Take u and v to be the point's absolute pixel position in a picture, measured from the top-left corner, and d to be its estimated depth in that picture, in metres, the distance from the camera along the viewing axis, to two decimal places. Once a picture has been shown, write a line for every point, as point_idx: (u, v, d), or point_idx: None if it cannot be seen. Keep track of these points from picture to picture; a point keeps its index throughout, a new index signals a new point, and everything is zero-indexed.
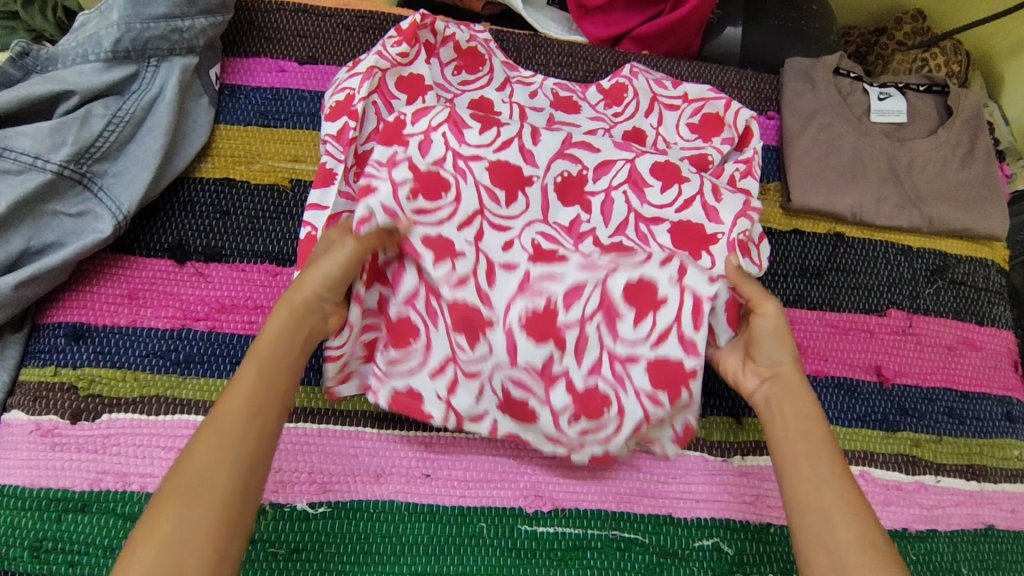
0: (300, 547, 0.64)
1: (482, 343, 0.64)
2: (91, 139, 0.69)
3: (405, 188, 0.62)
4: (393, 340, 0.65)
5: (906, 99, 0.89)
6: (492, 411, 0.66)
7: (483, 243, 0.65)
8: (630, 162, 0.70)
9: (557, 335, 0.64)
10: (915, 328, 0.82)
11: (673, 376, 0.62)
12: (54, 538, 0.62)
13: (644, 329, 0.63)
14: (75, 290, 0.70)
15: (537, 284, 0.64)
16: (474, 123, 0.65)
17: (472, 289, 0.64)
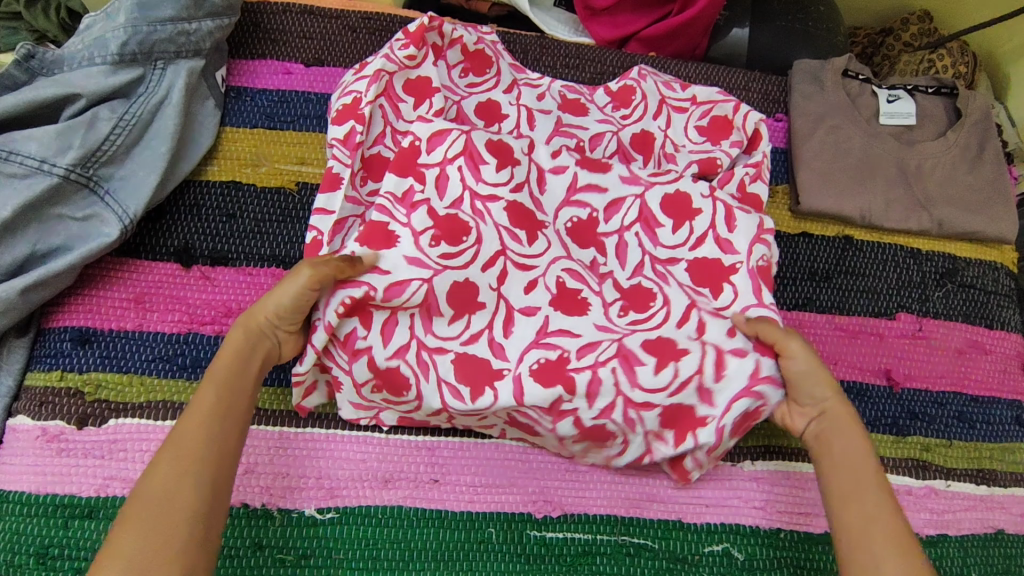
0: (308, 553, 0.64)
1: (486, 393, 0.64)
2: (97, 142, 0.68)
3: (427, 235, 0.65)
4: (386, 387, 0.65)
5: (915, 101, 0.89)
6: (500, 424, 0.68)
7: (504, 288, 0.66)
8: (640, 199, 0.72)
9: (568, 379, 0.63)
10: (925, 331, 0.81)
11: (685, 419, 0.66)
12: (59, 545, 0.62)
13: (663, 378, 0.64)
14: (80, 294, 0.70)
15: (555, 334, 0.65)
16: (491, 159, 0.68)
17: (485, 343, 0.65)
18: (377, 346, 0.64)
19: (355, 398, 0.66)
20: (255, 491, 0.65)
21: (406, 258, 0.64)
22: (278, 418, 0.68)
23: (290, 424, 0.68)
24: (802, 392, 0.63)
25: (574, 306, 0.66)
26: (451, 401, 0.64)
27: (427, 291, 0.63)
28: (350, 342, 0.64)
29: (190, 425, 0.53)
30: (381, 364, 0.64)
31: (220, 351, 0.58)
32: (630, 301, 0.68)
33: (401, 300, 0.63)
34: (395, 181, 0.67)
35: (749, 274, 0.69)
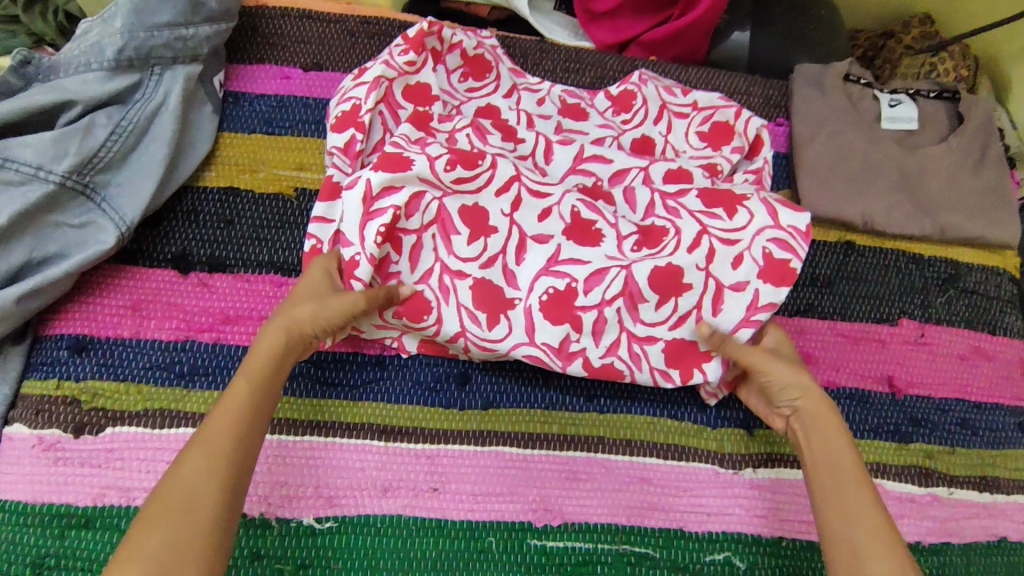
0: (307, 562, 0.63)
1: (501, 322, 0.68)
2: (94, 149, 0.68)
3: (441, 160, 0.67)
4: (409, 311, 0.68)
5: (917, 105, 0.88)
6: (512, 363, 0.71)
7: (517, 214, 0.69)
8: (644, 171, 0.75)
9: (575, 316, 0.67)
10: (927, 337, 0.81)
11: (687, 355, 0.70)
12: (56, 555, 0.62)
13: (665, 312, 0.69)
14: (77, 301, 0.69)
15: (565, 263, 0.68)
16: (496, 132, 0.76)
17: (500, 267, 0.69)
18: (406, 270, 0.69)
19: (378, 318, 0.70)
20: (253, 500, 0.64)
21: (420, 180, 0.67)
22: (275, 426, 0.68)
23: (288, 432, 0.67)
24: (776, 391, 0.64)
25: (588, 236, 0.69)
26: (470, 325, 0.68)
27: (439, 208, 0.68)
28: (384, 266, 0.69)
29: (221, 421, 0.53)
30: (408, 287, 0.69)
31: (258, 354, 0.58)
32: (645, 238, 0.69)
33: (419, 216, 0.68)
34: (411, 129, 0.72)
35: (761, 199, 0.70)
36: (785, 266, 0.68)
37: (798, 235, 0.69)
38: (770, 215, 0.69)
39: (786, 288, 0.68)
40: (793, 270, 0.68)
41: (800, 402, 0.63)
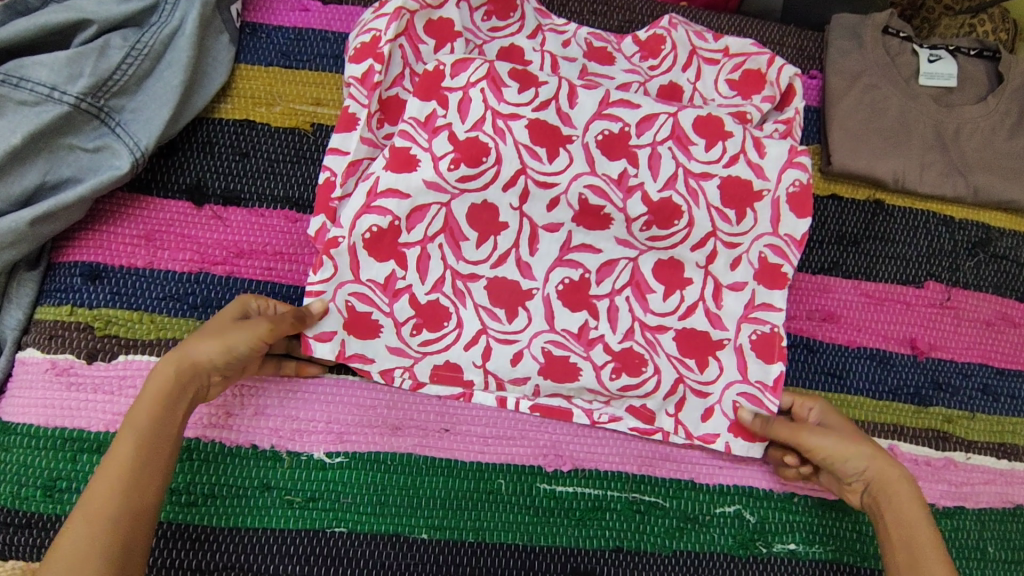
0: (316, 495, 0.63)
1: (520, 313, 0.67)
2: (108, 72, 0.66)
3: (445, 161, 0.66)
4: (426, 323, 0.67)
5: (956, 62, 0.85)
6: (534, 377, 0.67)
7: (527, 206, 0.68)
8: (673, 117, 0.69)
9: (591, 304, 0.68)
10: (953, 301, 0.79)
11: (702, 345, 0.68)
12: (68, 478, 0.62)
13: (672, 302, 0.69)
14: (91, 229, 0.69)
15: (577, 251, 0.68)
16: (513, 83, 0.67)
17: (513, 263, 0.68)
18: (416, 282, 0.66)
19: (394, 340, 0.66)
20: (263, 432, 0.64)
21: (425, 182, 0.65)
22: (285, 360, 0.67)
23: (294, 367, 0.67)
24: (840, 466, 0.62)
25: (597, 221, 0.68)
26: (490, 323, 0.67)
27: (445, 215, 0.67)
28: (390, 284, 0.66)
29: (109, 471, 0.53)
30: (421, 300, 0.67)
31: (152, 387, 0.56)
32: (655, 217, 0.68)
33: (423, 227, 0.66)
34: (418, 105, 0.67)
35: (772, 202, 0.69)
36: (777, 270, 0.69)
37: (794, 245, 0.69)
38: (772, 222, 0.69)
39: (780, 291, 0.69)
40: (785, 276, 0.69)
41: (868, 471, 0.61)
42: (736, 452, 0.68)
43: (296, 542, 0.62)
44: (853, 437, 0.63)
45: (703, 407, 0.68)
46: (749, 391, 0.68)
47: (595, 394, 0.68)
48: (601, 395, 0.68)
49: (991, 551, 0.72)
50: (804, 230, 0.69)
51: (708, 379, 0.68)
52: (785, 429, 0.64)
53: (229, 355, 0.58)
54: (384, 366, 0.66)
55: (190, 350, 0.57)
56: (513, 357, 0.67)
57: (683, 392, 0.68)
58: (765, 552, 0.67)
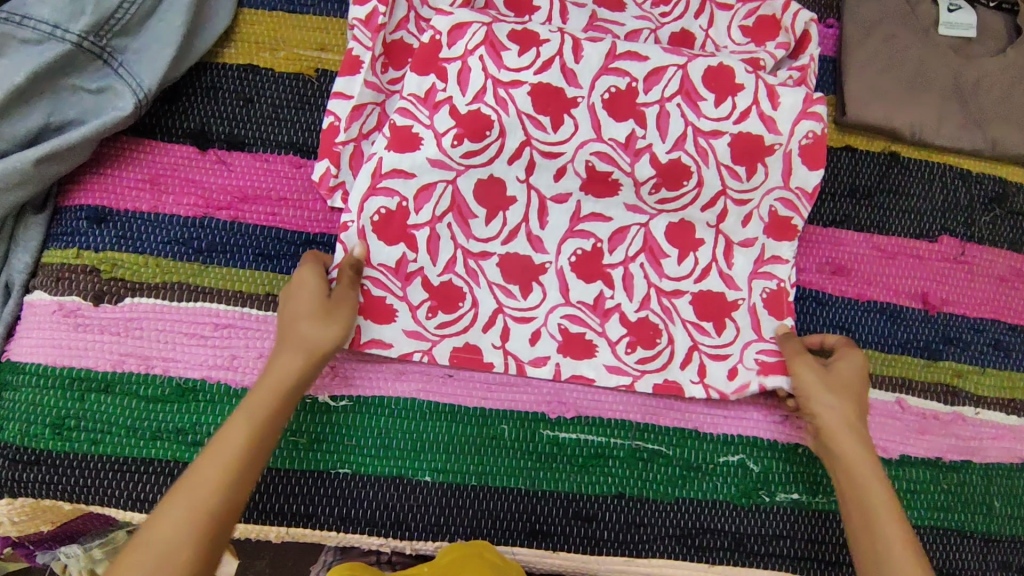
0: (320, 438, 0.64)
1: (535, 289, 0.66)
2: (110, 10, 0.65)
3: (450, 136, 0.65)
4: (441, 305, 0.65)
5: (977, 13, 0.82)
6: (553, 357, 0.66)
7: (534, 178, 0.66)
8: (682, 69, 0.67)
9: (605, 275, 0.67)
10: (967, 256, 0.77)
11: (718, 309, 0.67)
12: (76, 417, 0.63)
13: (687, 267, 0.67)
14: (96, 173, 0.68)
15: (587, 221, 0.67)
16: (512, 46, 0.65)
17: (524, 237, 0.66)
18: (427, 265, 0.65)
19: (410, 323, 0.64)
20: None
21: (429, 161, 0.65)
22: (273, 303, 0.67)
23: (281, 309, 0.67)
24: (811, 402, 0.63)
25: (606, 189, 0.67)
26: (505, 301, 0.66)
27: (452, 193, 0.65)
28: (402, 267, 0.65)
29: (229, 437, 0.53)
30: (434, 282, 0.65)
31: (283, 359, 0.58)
32: (664, 179, 0.67)
33: (430, 207, 0.65)
34: (417, 81, 0.65)
35: (783, 155, 0.68)
36: (787, 224, 0.68)
37: (805, 197, 0.68)
38: (784, 174, 0.68)
39: (789, 243, 0.68)
40: (796, 227, 0.68)
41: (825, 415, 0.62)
42: (776, 402, 0.66)
43: (301, 481, 0.63)
44: (830, 381, 0.63)
45: (727, 368, 0.67)
46: (767, 348, 0.67)
47: (618, 374, 0.66)
48: (625, 375, 0.66)
49: (998, 506, 0.71)
50: (816, 181, 0.68)
51: (724, 341, 0.67)
52: (790, 349, 0.65)
53: (335, 333, 0.59)
54: (402, 350, 0.64)
55: (313, 330, 0.59)
56: (531, 337, 0.66)
57: (701, 358, 0.67)
58: (767, 501, 0.67)
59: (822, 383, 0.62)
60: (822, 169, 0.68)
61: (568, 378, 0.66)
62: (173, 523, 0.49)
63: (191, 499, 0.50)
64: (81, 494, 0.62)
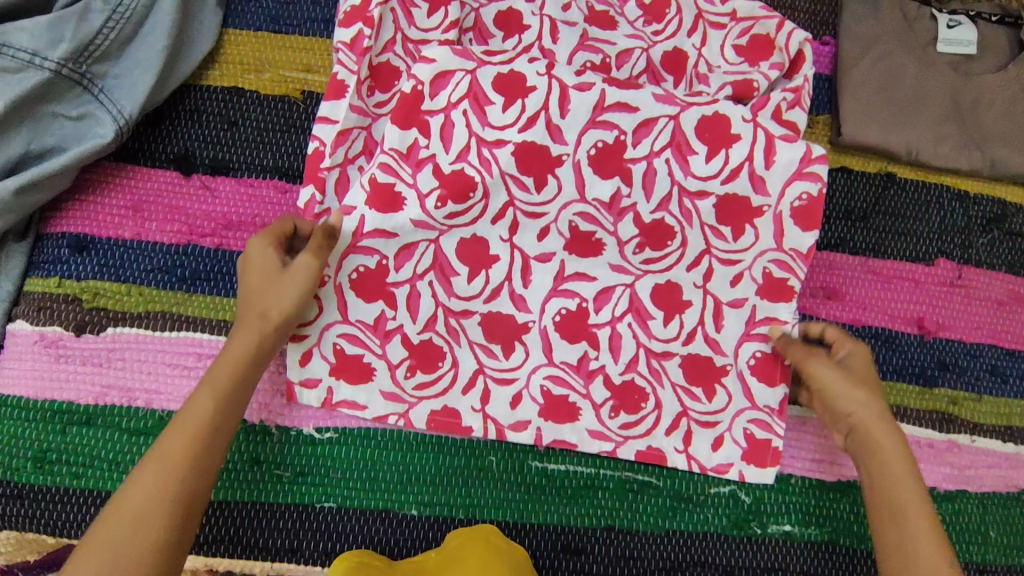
0: (305, 471, 0.63)
1: (517, 349, 0.66)
2: (90, 36, 0.63)
3: (433, 198, 0.65)
4: (420, 364, 0.65)
5: (977, 28, 0.80)
6: (535, 421, 0.65)
7: (517, 238, 0.66)
8: (673, 120, 0.67)
9: (591, 334, 0.66)
10: (964, 279, 0.76)
11: (705, 371, 0.66)
12: (58, 451, 0.62)
13: (673, 328, 0.67)
14: (78, 199, 0.67)
15: (571, 280, 0.67)
16: (497, 100, 0.65)
17: (506, 297, 0.66)
18: (407, 323, 0.65)
19: (388, 385, 0.65)
20: (253, 406, 0.64)
21: (412, 222, 0.65)
22: None
23: None
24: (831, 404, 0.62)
25: (589, 248, 0.67)
26: (486, 361, 0.66)
27: (434, 252, 0.65)
28: (381, 324, 0.65)
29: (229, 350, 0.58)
30: (414, 340, 0.65)
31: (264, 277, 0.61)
32: (647, 239, 0.67)
33: (411, 265, 0.65)
34: (399, 137, 0.66)
35: (773, 218, 0.67)
36: (784, 284, 0.67)
37: (801, 258, 0.67)
38: (775, 237, 0.67)
39: (785, 304, 0.67)
40: (791, 289, 0.67)
41: (856, 418, 0.61)
42: (750, 480, 0.66)
43: (286, 515, 0.62)
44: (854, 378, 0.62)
45: (712, 436, 0.66)
46: (759, 417, 0.66)
47: (601, 439, 0.66)
48: (607, 440, 0.66)
49: (993, 536, 0.70)
50: (810, 243, 0.67)
51: (715, 407, 0.66)
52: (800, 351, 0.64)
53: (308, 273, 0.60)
54: (377, 412, 0.64)
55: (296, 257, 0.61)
56: (512, 400, 0.65)
57: (687, 425, 0.66)
58: (759, 533, 0.66)
59: (845, 376, 0.62)
60: (815, 230, 0.67)
61: (548, 444, 0.65)
62: (143, 484, 0.53)
63: (159, 470, 0.53)
64: (63, 529, 0.62)
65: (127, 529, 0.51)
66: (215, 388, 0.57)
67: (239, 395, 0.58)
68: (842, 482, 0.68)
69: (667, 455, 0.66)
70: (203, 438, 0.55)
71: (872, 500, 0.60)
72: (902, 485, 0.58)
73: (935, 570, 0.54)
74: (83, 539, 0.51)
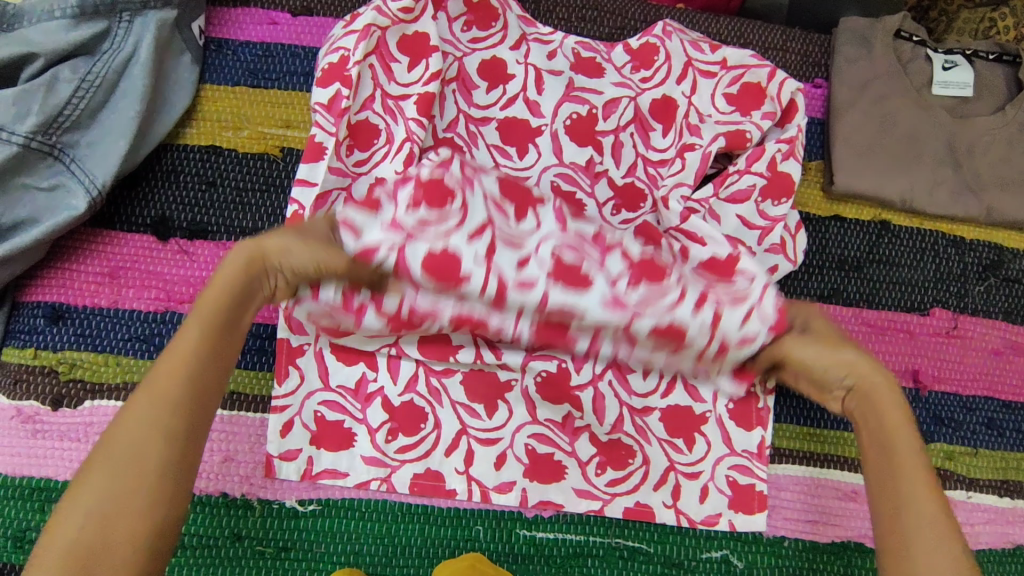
0: (288, 545, 0.62)
1: (500, 408, 0.65)
2: (59, 107, 0.63)
3: (387, 294, 0.60)
4: (401, 427, 0.64)
5: (973, 69, 0.79)
6: (520, 482, 0.64)
7: (482, 331, 0.64)
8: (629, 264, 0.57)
9: (572, 398, 0.65)
10: (960, 329, 0.75)
11: (687, 422, 0.66)
12: (37, 529, 0.61)
13: (651, 381, 0.66)
14: (54, 267, 0.66)
15: (541, 359, 0.65)
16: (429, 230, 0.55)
17: (478, 371, 0.65)
18: (388, 384, 0.64)
19: (369, 449, 0.63)
20: (234, 480, 0.63)
21: (368, 325, 0.62)
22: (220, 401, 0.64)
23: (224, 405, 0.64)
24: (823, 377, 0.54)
25: (558, 339, 0.63)
26: (469, 421, 0.64)
27: (401, 337, 0.64)
28: (362, 387, 0.64)
29: (219, 287, 0.50)
30: (395, 403, 0.64)
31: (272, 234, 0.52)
32: (620, 320, 0.63)
33: (380, 341, 0.64)
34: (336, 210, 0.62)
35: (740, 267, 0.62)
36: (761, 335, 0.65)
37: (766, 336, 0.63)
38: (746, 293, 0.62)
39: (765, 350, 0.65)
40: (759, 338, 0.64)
41: (852, 380, 0.53)
42: (741, 529, 0.65)
43: None
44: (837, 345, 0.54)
45: (699, 488, 0.65)
46: (739, 462, 0.66)
47: (588, 498, 0.64)
48: (594, 499, 0.64)
49: None
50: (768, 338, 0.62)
51: (695, 458, 0.66)
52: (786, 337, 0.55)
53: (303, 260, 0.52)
54: (359, 478, 0.63)
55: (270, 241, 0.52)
56: (496, 460, 0.64)
57: (675, 479, 0.65)
58: None
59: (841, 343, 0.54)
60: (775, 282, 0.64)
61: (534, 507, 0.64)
62: (133, 416, 0.44)
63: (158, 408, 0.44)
64: None
65: (116, 466, 0.42)
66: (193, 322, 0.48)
67: (231, 324, 0.49)
68: (834, 543, 0.67)
69: (655, 512, 0.65)
70: (194, 366, 0.46)
71: (870, 454, 0.50)
72: (904, 443, 0.49)
73: (939, 539, 0.45)
74: (68, 486, 0.42)
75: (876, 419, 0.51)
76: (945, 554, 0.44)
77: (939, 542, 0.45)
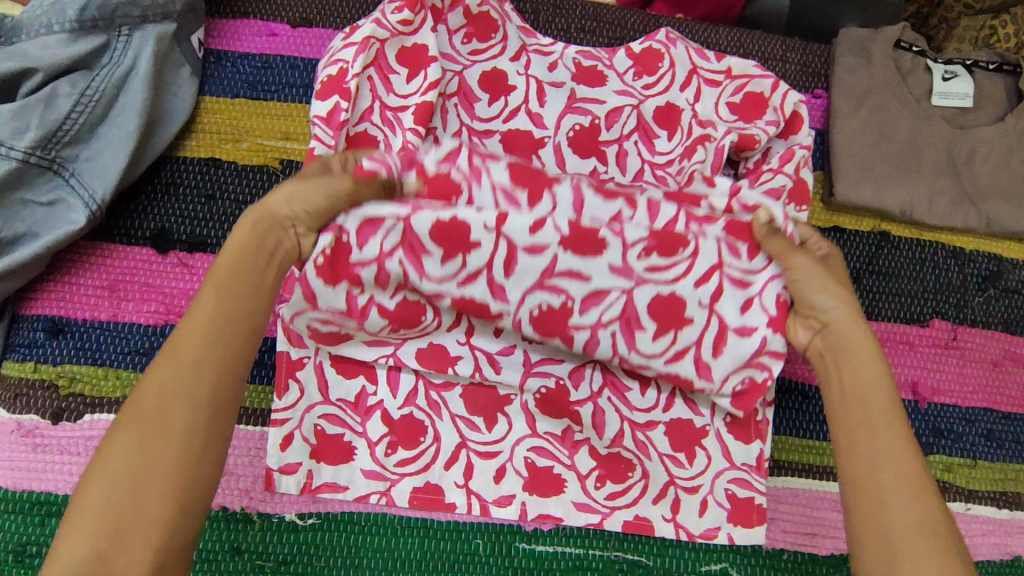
0: (288, 559, 0.62)
1: (500, 421, 0.65)
2: (57, 121, 0.63)
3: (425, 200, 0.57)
4: (401, 440, 0.64)
5: (973, 79, 0.78)
6: (519, 496, 0.64)
7: (506, 226, 0.57)
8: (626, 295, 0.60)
9: (572, 411, 0.65)
10: (959, 341, 0.75)
11: (688, 436, 0.66)
12: (37, 543, 0.61)
13: (651, 397, 0.66)
14: (54, 280, 0.66)
15: (561, 277, 0.59)
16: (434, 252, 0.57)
17: (484, 283, 0.59)
18: (387, 398, 0.64)
19: (369, 463, 0.63)
20: (233, 494, 0.63)
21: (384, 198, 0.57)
22: None
23: None
24: (808, 297, 0.57)
25: (587, 246, 0.59)
26: (469, 435, 0.65)
27: (404, 229, 0.57)
28: (362, 401, 0.64)
29: (233, 255, 0.50)
30: (394, 416, 0.64)
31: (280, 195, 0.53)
32: (657, 244, 0.59)
33: (376, 242, 0.57)
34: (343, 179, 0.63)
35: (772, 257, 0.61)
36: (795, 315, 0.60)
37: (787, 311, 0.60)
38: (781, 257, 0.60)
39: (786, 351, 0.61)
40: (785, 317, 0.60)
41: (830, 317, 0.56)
42: (739, 543, 0.65)
43: None
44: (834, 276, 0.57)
45: (697, 502, 0.65)
46: (739, 476, 0.66)
47: (588, 511, 0.65)
48: (593, 513, 0.65)
49: None
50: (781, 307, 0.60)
51: (695, 471, 0.66)
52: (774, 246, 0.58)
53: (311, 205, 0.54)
54: (358, 492, 0.63)
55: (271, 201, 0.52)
56: (495, 474, 0.64)
57: (675, 493, 0.65)
58: None
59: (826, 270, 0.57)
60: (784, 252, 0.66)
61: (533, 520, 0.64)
62: (156, 379, 0.44)
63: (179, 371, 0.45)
64: None
65: (146, 422, 0.43)
66: (216, 282, 0.49)
67: (252, 288, 0.50)
68: (833, 556, 0.67)
69: (654, 526, 0.65)
70: (216, 330, 0.47)
71: (843, 400, 0.53)
72: (879, 385, 0.52)
73: (909, 490, 0.48)
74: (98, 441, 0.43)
75: (849, 366, 0.54)
76: (910, 500, 0.47)
77: (905, 491, 0.48)
